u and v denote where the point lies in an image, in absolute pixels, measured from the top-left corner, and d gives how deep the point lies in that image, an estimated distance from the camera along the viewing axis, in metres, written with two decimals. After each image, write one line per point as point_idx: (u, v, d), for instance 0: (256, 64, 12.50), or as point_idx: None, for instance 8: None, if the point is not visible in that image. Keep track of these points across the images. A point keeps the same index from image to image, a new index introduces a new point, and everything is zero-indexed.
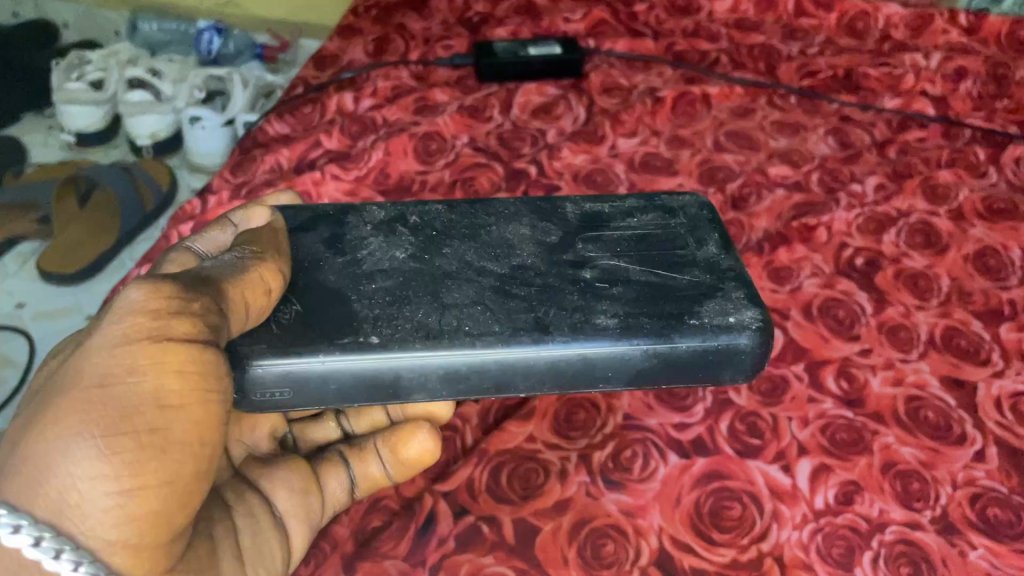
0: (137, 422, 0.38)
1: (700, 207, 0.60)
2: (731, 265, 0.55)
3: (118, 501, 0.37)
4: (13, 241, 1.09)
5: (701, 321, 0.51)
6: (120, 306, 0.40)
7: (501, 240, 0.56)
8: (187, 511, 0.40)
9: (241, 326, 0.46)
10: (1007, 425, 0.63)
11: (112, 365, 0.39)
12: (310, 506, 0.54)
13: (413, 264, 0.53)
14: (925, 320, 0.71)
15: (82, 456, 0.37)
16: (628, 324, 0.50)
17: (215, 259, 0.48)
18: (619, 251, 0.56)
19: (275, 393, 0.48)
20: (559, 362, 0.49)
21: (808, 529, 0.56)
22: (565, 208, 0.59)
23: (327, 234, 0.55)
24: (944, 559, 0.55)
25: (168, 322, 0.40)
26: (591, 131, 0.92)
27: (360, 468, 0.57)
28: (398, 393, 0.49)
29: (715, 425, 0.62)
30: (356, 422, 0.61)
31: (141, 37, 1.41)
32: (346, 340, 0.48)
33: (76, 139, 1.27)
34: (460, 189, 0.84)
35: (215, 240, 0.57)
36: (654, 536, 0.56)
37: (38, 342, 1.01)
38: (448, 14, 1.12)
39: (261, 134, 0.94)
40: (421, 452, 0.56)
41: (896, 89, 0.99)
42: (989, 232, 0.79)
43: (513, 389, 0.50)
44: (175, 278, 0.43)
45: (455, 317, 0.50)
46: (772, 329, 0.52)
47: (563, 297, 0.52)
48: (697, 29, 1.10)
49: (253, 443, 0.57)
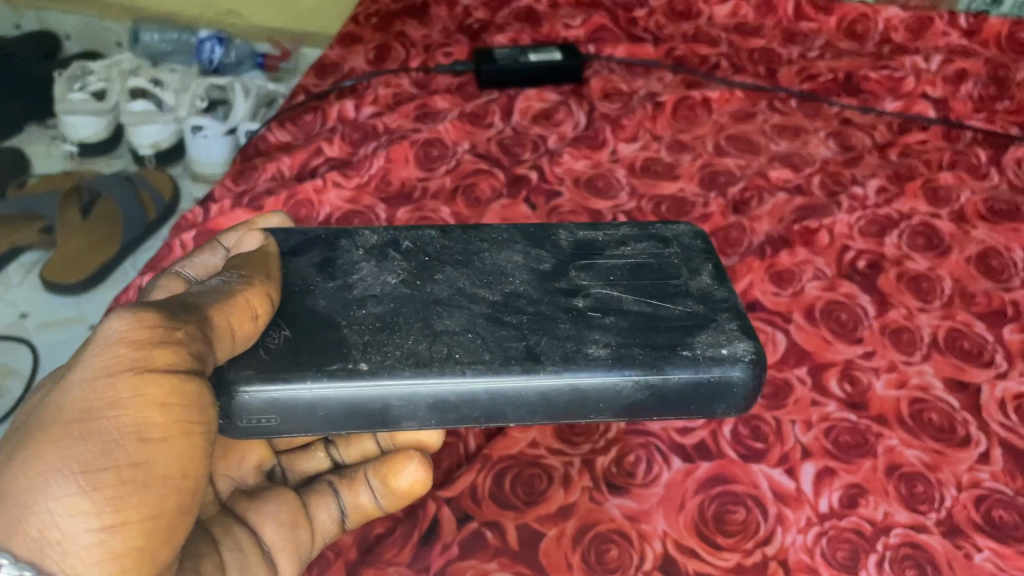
0: (118, 456, 0.38)
1: (694, 236, 0.60)
2: (725, 295, 0.55)
3: (100, 538, 0.37)
4: (18, 251, 1.10)
5: (694, 353, 0.51)
6: (103, 335, 0.40)
7: (494, 266, 0.56)
8: (171, 544, 0.40)
9: (228, 352, 0.46)
10: (1011, 427, 0.63)
11: (93, 398, 0.39)
12: (299, 540, 0.53)
13: (404, 290, 0.53)
14: (928, 322, 0.71)
15: (64, 493, 0.37)
16: (621, 355, 0.50)
17: (202, 284, 0.48)
18: (611, 280, 0.55)
19: (262, 419, 0.48)
20: (549, 392, 0.49)
21: (813, 533, 0.56)
22: (559, 235, 0.59)
23: (319, 257, 0.55)
24: (951, 561, 0.55)
25: (151, 353, 0.40)
26: (591, 136, 0.92)
27: (350, 498, 0.56)
28: (388, 421, 0.49)
29: (719, 429, 0.62)
30: (346, 452, 0.60)
31: (143, 48, 1.44)
32: (335, 366, 0.48)
33: (79, 150, 1.27)
34: (461, 196, 0.84)
35: (205, 263, 0.58)
36: (658, 541, 0.55)
37: (43, 353, 1.01)
38: (449, 21, 1.13)
39: (263, 143, 0.95)
40: (410, 483, 0.55)
41: (896, 92, 1.00)
42: (991, 234, 0.79)
43: (504, 419, 0.50)
44: (159, 305, 0.42)
45: (445, 345, 0.50)
46: (766, 362, 0.52)
47: (556, 326, 0.52)
48: (697, 34, 1.11)
49: (240, 476, 0.57)
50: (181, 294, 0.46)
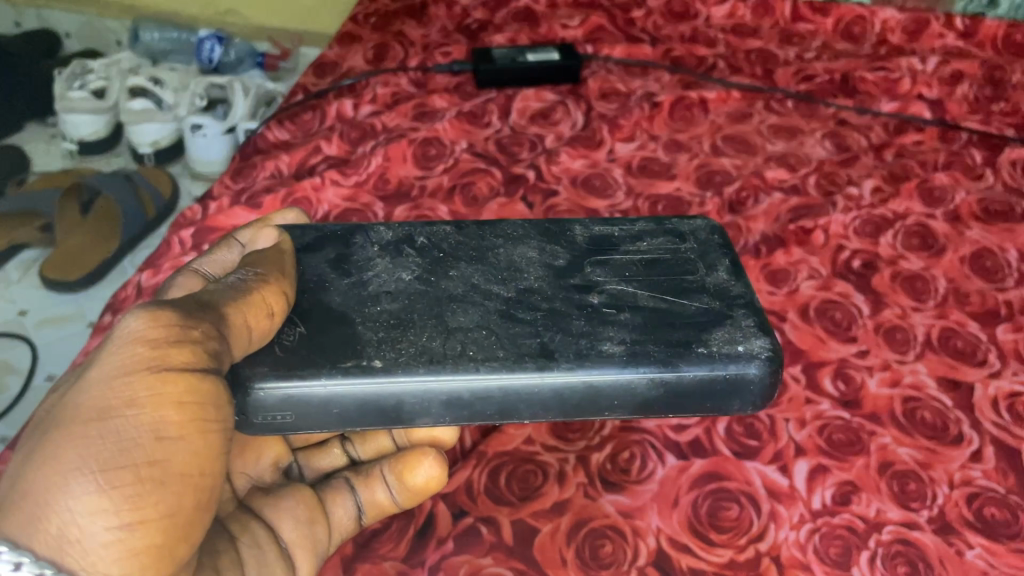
0: (136, 455, 0.38)
1: (711, 231, 0.60)
2: (742, 291, 0.56)
3: (119, 535, 0.37)
4: (17, 250, 1.11)
5: (710, 350, 0.51)
6: (121, 334, 0.40)
7: (508, 262, 0.56)
8: (189, 541, 0.41)
9: (243, 349, 0.46)
10: (1003, 425, 0.63)
11: (111, 398, 0.39)
12: (317, 537, 0.54)
13: (419, 286, 0.54)
14: (922, 321, 0.71)
15: (82, 492, 0.37)
16: (635, 351, 0.50)
17: (219, 281, 0.49)
18: (627, 275, 0.56)
19: (277, 416, 0.48)
20: (563, 390, 0.49)
21: (806, 529, 0.56)
22: (575, 230, 0.60)
23: (333, 255, 0.55)
24: (941, 558, 0.55)
25: (166, 352, 0.40)
26: (589, 136, 0.93)
27: (367, 494, 0.57)
28: (401, 418, 0.49)
29: (714, 426, 0.62)
30: (362, 448, 0.61)
31: (143, 47, 1.45)
32: (349, 364, 0.48)
33: (77, 148, 1.27)
34: (458, 194, 0.84)
35: (221, 261, 0.59)
36: (652, 537, 0.56)
37: (42, 351, 1.02)
38: (447, 21, 1.14)
39: (262, 142, 0.95)
40: (426, 479, 0.55)
41: (893, 93, 1.00)
42: (986, 234, 0.80)
43: (518, 416, 0.50)
44: (177, 305, 0.43)
45: (459, 342, 0.50)
46: (782, 358, 0.53)
47: (570, 322, 0.52)
48: (695, 34, 1.11)
49: (257, 474, 0.57)
50: (197, 293, 0.46)
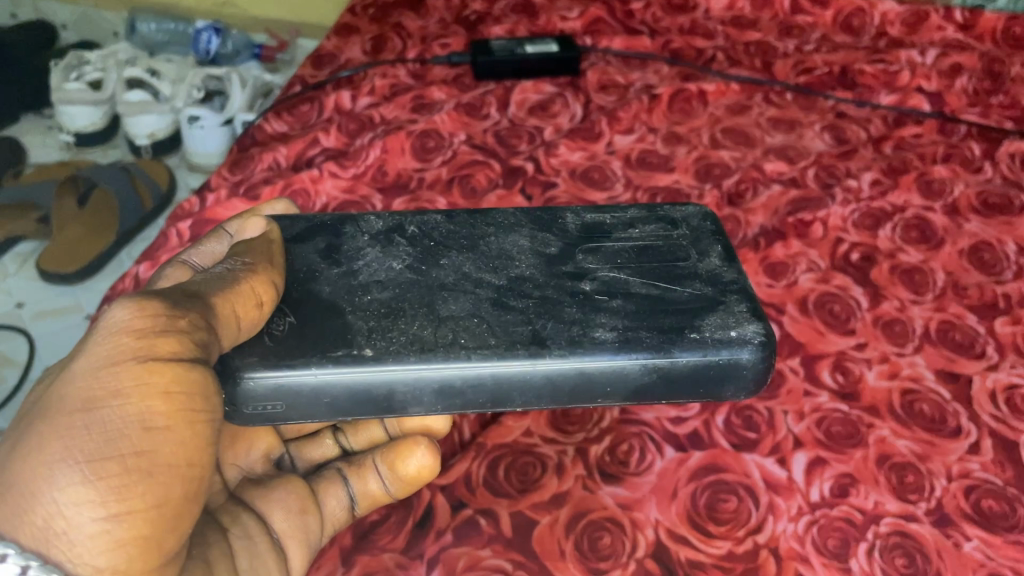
0: (122, 446, 0.38)
1: (703, 217, 0.60)
2: (734, 277, 0.55)
3: (106, 527, 0.37)
4: (13, 241, 1.10)
5: (702, 335, 0.51)
6: (106, 324, 0.40)
7: (500, 251, 0.56)
8: (177, 533, 0.41)
9: (232, 339, 0.46)
10: (1001, 418, 0.63)
11: (96, 389, 0.39)
12: (308, 527, 0.54)
13: (409, 276, 0.53)
14: (920, 314, 0.71)
15: (67, 483, 0.37)
16: (628, 338, 0.50)
17: (206, 271, 0.49)
18: (619, 262, 0.56)
19: (268, 406, 0.48)
20: (555, 376, 0.49)
21: (804, 521, 0.57)
22: (566, 218, 0.59)
23: (323, 244, 0.55)
24: (939, 550, 0.55)
25: (153, 342, 0.40)
26: (588, 128, 0.92)
27: (359, 485, 0.57)
28: (393, 407, 0.49)
29: (712, 419, 0.63)
30: (354, 438, 0.61)
31: (140, 39, 1.43)
32: (340, 353, 0.48)
33: (75, 140, 1.27)
34: (457, 186, 0.84)
35: (211, 251, 0.59)
36: (651, 529, 0.56)
37: (40, 343, 1.01)
38: (445, 12, 1.13)
39: (259, 133, 0.95)
40: (418, 468, 0.55)
41: (892, 85, 1.00)
42: (984, 227, 0.80)
43: (510, 404, 0.50)
44: (163, 295, 0.43)
45: (451, 330, 0.50)
46: (774, 344, 0.53)
47: (562, 310, 0.52)
48: (694, 26, 1.11)
49: (248, 465, 0.57)
50: (184, 284, 0.46)
